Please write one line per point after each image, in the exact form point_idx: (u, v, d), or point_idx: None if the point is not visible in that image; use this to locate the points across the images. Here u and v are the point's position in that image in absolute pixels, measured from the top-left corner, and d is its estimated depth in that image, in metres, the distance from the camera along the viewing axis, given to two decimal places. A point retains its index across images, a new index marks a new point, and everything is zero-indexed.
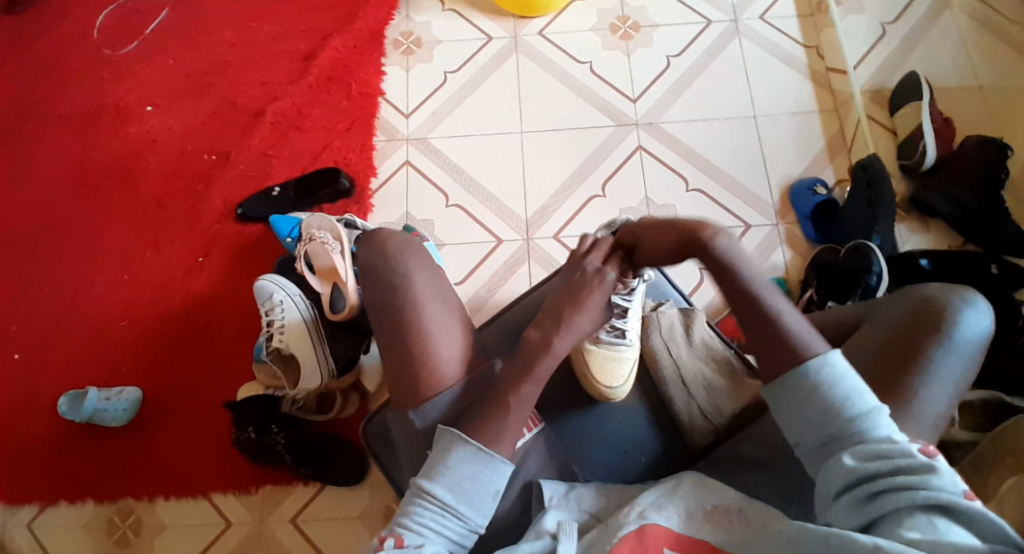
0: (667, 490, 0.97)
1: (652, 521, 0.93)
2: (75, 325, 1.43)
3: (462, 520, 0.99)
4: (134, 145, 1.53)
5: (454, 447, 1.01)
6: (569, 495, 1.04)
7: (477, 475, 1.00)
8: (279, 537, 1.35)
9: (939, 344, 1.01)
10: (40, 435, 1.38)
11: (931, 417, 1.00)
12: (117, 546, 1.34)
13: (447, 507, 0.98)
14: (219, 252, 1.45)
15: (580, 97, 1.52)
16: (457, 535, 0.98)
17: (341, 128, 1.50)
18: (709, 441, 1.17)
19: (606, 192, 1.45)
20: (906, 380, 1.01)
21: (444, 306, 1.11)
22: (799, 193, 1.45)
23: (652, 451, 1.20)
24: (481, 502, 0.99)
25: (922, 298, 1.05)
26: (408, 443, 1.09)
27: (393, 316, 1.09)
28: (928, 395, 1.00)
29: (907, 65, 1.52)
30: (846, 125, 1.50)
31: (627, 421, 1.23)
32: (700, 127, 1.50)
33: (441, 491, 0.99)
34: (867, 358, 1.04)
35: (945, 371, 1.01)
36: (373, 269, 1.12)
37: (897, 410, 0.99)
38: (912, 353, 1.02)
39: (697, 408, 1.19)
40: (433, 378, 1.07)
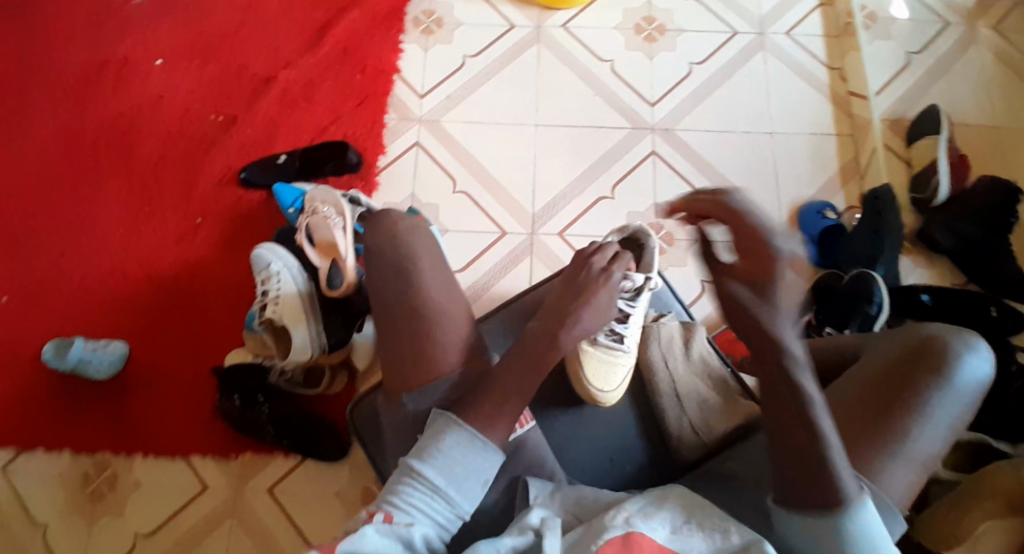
0: (654, 499, 0.98)
1: (639, 528, 0.93)
2: (65, 274, 1.41)
3: (450, 504, 1.00)
4: (139, 98, 1.51)
5: (448, 430, 1.03)
6: (555, 495, 1.05)
7: (468, 460, 1.02)
8: (255, 507, 1.35)
9: (938, 385, 1.00)
10: (21, 380, 1.37)
11: (922, 458, 0.99)
12: (91, 498, 1.34)
13: (437, 489, 1.00)
14: (218, 217, 1.44)
15: (598, 95, 1.50)
16: (443, 517, 0.99)
17: (350, 106, 1.48)
18: (697, 456, 1.19)
19: (614, 194, 1.44)
20: (901, 419, 1.00)
21: (448, 295, 1.13)
22: (808, 215, 1.44)
23: (639, 461, 1.22)
24: (470, 488, 1.01)
25: (923, 337, 1.04)
26: (402, 432, 1.14)
27: (395, 302, 1.11)
28: (923, 436, 0.99)
29: (928, 97, 1.51)
30: (861, 152, 1.49)
31: (618, 429, 1.23)
32: (715, 138, 1.49)
33: (432, 474, 1.00)
34: (866, 393, 1.02)
35: (940, 413, 1.00)
36: (379, 254, 1.14)
37: (889, 450, 0.99)
38: (909, 392, 1.01)
39: (688, 423, 1.20)
40: (432, 364, 1.10)
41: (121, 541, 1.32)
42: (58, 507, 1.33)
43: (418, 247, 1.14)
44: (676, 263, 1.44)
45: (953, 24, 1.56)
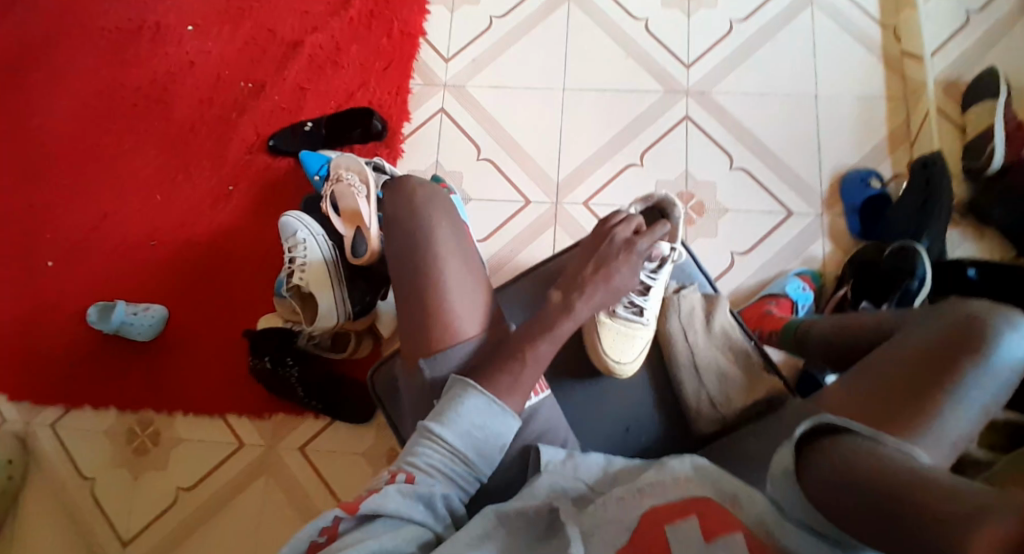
0: (673, 469, 0.93)
1: (652, 505, 0.90)
2: (110, 240, 1.48)
3: (469, 468, 1.00)
4: (178, 67, 1.55)
5: (467, 394, 1.01)
6: (569, 461, 1.00)
7: (486, 425, 1.00)
8: (288, 463, 1.41)
9: (975, 364, 0.93)
10: (69, 340, 1.45)
11: (952, 439, 0.92)
12: (135, 453, 1.42)
13: (457, 452, 0.99)
14: (248, 182, 1.49)
15: (630, 57, 1.46)
16: (462, 480, 0.99)
17: (378, 69, 1.49)
18: (712, 431, 1.15)
19: (643, 162, 1.41)
20: (931, 398, 0.93)
21: (464, 264, 1.09)
22: (850, 183, 1.38)
23: (655, 434, 1.18)
24: (490, 453, 1.01)
25: (963, 313, 0.97)
26: (413, 397, 1.08)
27: (414, 266, 1.07)
28: (954, 416, 0.92)
29: (988, 58, 1.41)
30: (914, 115, 1.39)
31: (633, 397, 1.19)
32: (752, 101, 1.43)
33: (451, 437, 0.99)
34: (894, 375, 0.96)
35: (975, 392, 0.93)
36: (397, 221, 1.10)
37: (916, 432, 0.91)
38: (943, 370, 0.94)
39: (706, 397, 1.16)
40: (449, 333, 1.06)
41: (163, 495, 1.40)
42: (105, 460, 1.41)
43: (437, 212, 1.10)
44: (705, 234, 1.39)
45: None
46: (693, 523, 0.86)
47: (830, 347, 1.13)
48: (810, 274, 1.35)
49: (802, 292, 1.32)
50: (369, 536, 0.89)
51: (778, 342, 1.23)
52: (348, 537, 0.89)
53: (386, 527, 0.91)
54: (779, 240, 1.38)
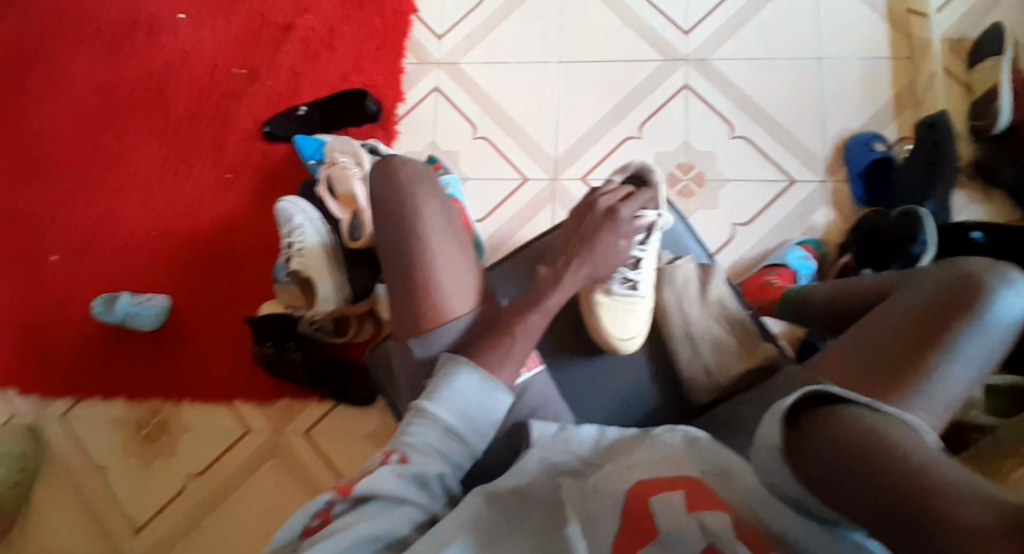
0: (667, 445, 0.97)
1: (642, 482, 0.91)
2: (112, 231, 1.49)
3: (464, 445, 1.00)
4: (173, 55, 1.55)
5: (460, 373, 1.02)
6: (560, 435, 1.02)
7: (479, 401, 1.01)
8: (294, 447, 1.41)
9: (969, 323, 0.92)
10: (76, 332, 1.46)
11: (946, 400, 0.92)
12: (145, 441, 1.43)
13: (451, 429, 0.99)
14: (247, 169, 1.48)
15: (628, 27, 1.43)
16: (457, 457, 0.99)
17: (371, 49, 1.47)
18: (709, 400, 1.15)
19: (642, 134, 1.39)
20: (926, 359, 0.92)
21: (451, 240, 1.10)
22: (854, 148, 1.34)
23: (652, 404, 1.17)
24: (483, 429, 1.01)
25: (956, 272, 0.96)
26: (410, 374, 1.10)
27: (401, 247, 1.08)
28: (948, 375, 0.92)
29: (994, 14, 1.36)
30: (918, 77, 1.36)
31: (630, 371, 1.19)
32: (752, 68, 1.40)
33: (445, 415, 0.99)
34: (889, 339, 0.95)
35: (972, 352, 0.92)
36: (383, 202, 1.11)
37: (910, 393, 0.91)
38: (939, 330, 0.93)
39: (702, 367, 1.15)
40: (439, 310, 1.07)
41: (174, 481, 1.41)
42: (116, 449, 1.43)
43: (422, 191, 1.11)
44: (706, 206, 1.36)
45: None
46: (676, 498, 0.86)
47: (827, 312, 1.12)
48: (813, 244, 1.32)
49: (803, 261, 1.29)
50: (364, 517, 0.90)
51: (776, 312, 1.22)
52: (342, 520, 0.90)
53: (380, 507, 0.92)
54: (783, 208, 1.35)
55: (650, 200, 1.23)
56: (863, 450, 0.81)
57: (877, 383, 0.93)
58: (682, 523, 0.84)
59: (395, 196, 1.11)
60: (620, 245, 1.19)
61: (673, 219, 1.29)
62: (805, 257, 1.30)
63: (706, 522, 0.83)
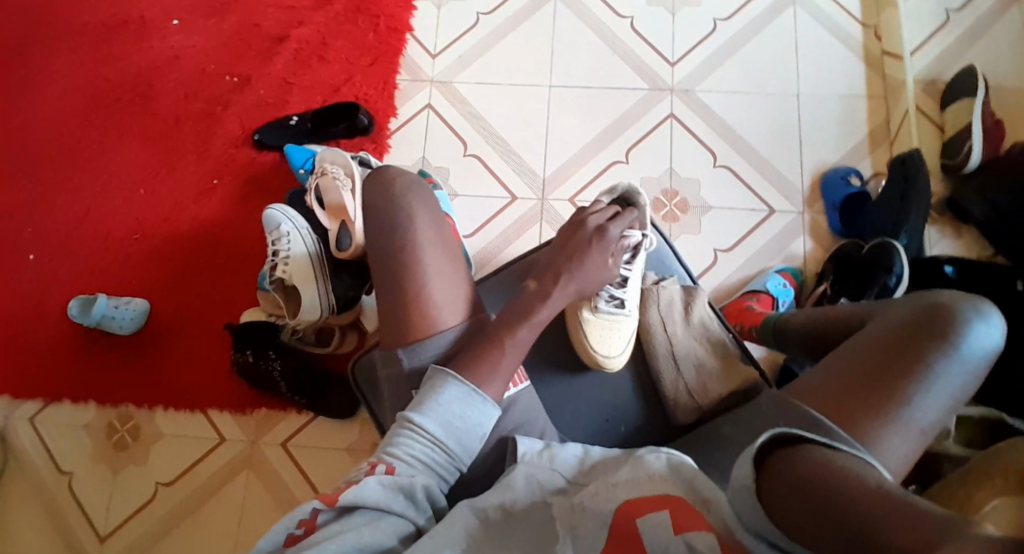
0: (647, 463, 0.95)
1: (630, 500, 0.91)
2: (91, 234, 1.48)
3: (450, 457, 1.00)
4: (161, 60, 1.55)
5: (447, 384, 1.02)
6: (545, 453, 1.01)
7: (466, 414, 1.02)
8: (270, 458, 1.40)
9: (943, 351, 0.96)
10: (49, 335, 1.43)
11: (922, 425, 0.95)
12: (116, 448, 1.40)
13: (437, 441, 0.99)
14: (231, 176, 1.48)
15: (617, 54, 1.48)
16: (442, 470, 0.99)
17: (364, 64, 1.49)
18: (691, 420, 1.16)
19: (628, 158, 1.42)
20: (903, 385, 0.95)
21: (441, 251, 1.10)
22: (831, 181, 1.39)
23: (635, 422, 1.19)
24: (469, 442, 1.01)
25: (928, 303, 1.01)
26: (393, 383, 1.08)
27: (392, 256, 1.09)
28: (924, 401, 0.95)
29: (966, 58, 1.43)
30: (893, 115, 1.41)
31: (611, 389, 1.21)
32: (736, 99, 1.45)
33: (431, 426, 1.00)
34: (866, 364, 0.98)
35: (945, 379, 0.96)
36: (374, 212, 1.11)
37: (888, 417, 0.94)
38: (915, 357, 0.96)
39: (684, 387, 1.16)
40: (427, 320, 1.08)
41: (143, 489, 1.38)
42: (85, 456, 1.40)
43: (416, 202, 1.12)
44: (689, 231, 1.40)
45: None
46: (664, 517, 0.88)
47: (805, 339, 1.15)
48: (791, 271, 1.36)
49: (784, 288, 1.33)
50: (349, 528, 0.89)
51: (757, 337, 1.26)
52: (327, 529, 0.89)
53: (366, 518, 0.91)
54: (762, 236, 1.39)
55: (636, 219, 1.26)
56: (829, 480, 0.86)
57: (856, 406, 0.96)
58: (669, 542, 0.86)
59: (389, 205, 1.12)
60: (608, 262, 1.19)
61: (659, 241, 1.31)
62: (784, 284, 1.33)
63: (692, 542, 0.85)
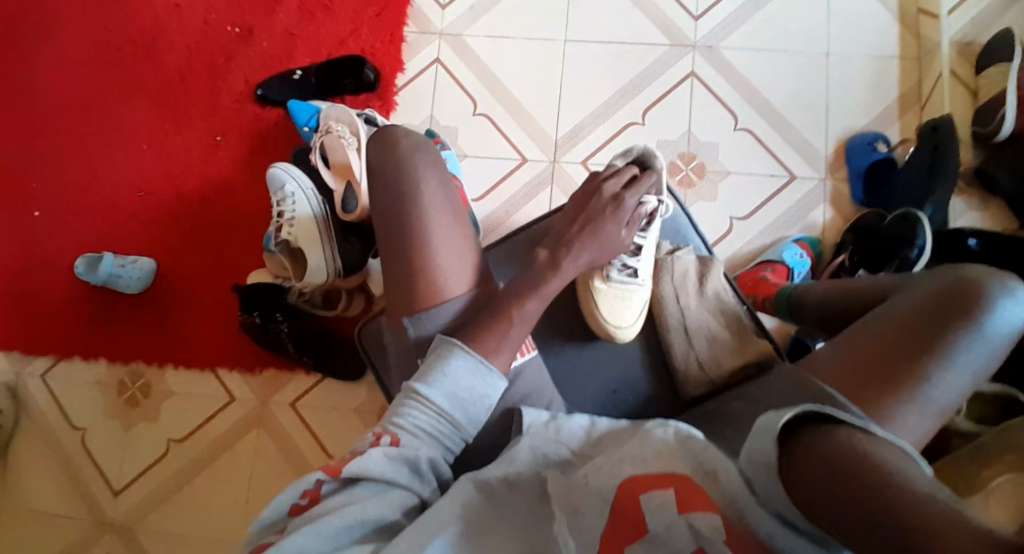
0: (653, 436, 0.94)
1: (633, 477, 0.90)
2: (95, 188, 1.45)
3: (456, 429, 0.98)
4: (160, 8, 1.49)
5: (454, 356, 1.00)
6: (552, 425, 1.00)
7: (473, 386, 1.00)
8: (279, 418, 1.41)
9: (968, 330, 0.93)
10: (57, 291, 1.43)
11: (940, 404, 0.92)
12: (127, 404, 1.42)
13: (442, 413, 0.97)
14: (235, 130, 1.44)
15: (637, 8, 1.40)
16: (448, 441, 0.98)
17: (370, 14, 1.42)
18: (702, 392, 1.15)
19: (645, 121, 1.37)
20: (923, 364, 0.93)
21: (450, 217, 1.07)
22: (857, 146, 1.33)
23: (643, 396, 1.17)
24: (476, 414, 1.00)
25: (955, 278, 0.97)
26: (403, 354, 1.08)
27: (398, 224, 1.06)
28: (944, 380, 0.92)
29: (1007, 17, 1.34)
30: (926, 78, 1.34)
31: (620, 363, 1.19)
32: (761, 59, 1.38)
33: (437, 398, 0.98)
34: (887, 340, 0.95)
35: (968, 359, 0.93)
36: (380, 175, 1.08)
37: (904, 394, 0.92)
38: (938, 336, 0.93)
39: (695, 359, 1.15)
40: (435, 290, 1.05)
41: (154, 446, 1.41)
42: (97, 412, 1.42)
43: (423, 166, 1.08)
44: (705, 198, 1.35)
45: None
46: (667, 495, 0.87)
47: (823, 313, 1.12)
48: (809, 241, 1.32)
49: (800, 260, 1.29)
50: (353, 500, 0.89)
51: (771, 310, 1.23)
52: (331, 501, 0.89)
53: (371, 491, 0.91)
54: (780, 205, 1.34)
55: (653, 184, 1.20)
56: (859, 463, 0.81)
57: (872, 383, 0.93)
58: (671, 523, 0.85)
59: (395, 169, 1.08)
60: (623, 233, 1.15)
61: (675, 208, 1.27)
62: (801, 254, 1.30)
63: (694, 522, 0.84)
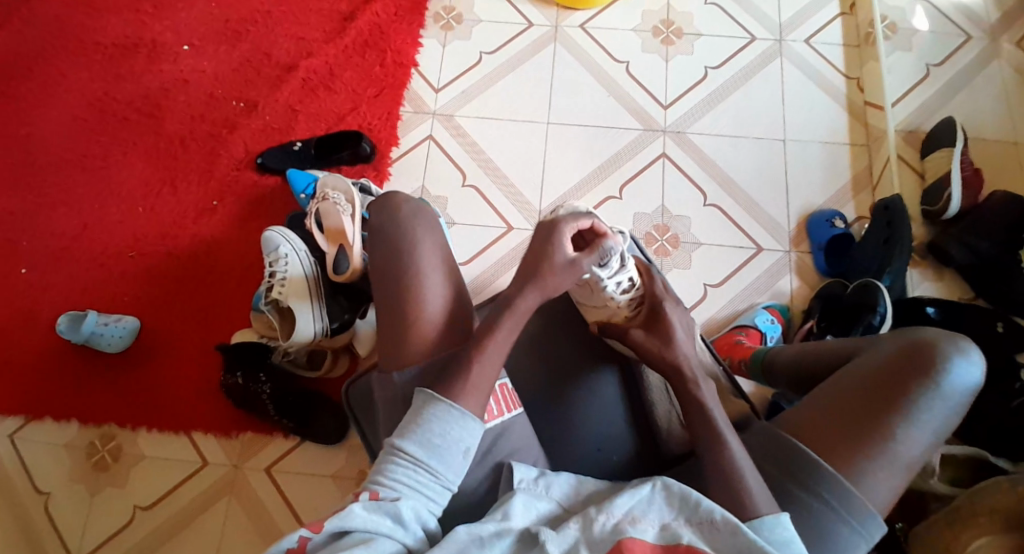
0: (644, 495, 0.90)
1: (630, 535, 0.85)
2: (84, 251, 1.48)
3: (435, 477, 0.91)
4: (166, 84, 1.58)
5: (427, 406, 0.94)
6: (541, 481, 0.94)
7: (447, 431, 0.93)
8: (252, 485, 1.37)
9: (927, 388, 0.97)
10: (36, 351, 1.42)
11: (906, 461, 0.96)
12: (96, 468, 1.38)
13: (418, 462, 0.91)
14: (231, 198, 1.50)
15: (613, 96, 1.54)
16: (429, 491, 0.91)
17: (369, 94, 1.55)
18: (685, 450, 1.07)
19: (622, 195, 1.47)
20: (887, 420, 0.96)
21: (445, 281, 1.05)
22: (817, 223, 1.44)
23: (627, 452, 1.08)
24: (455, 461, 0.92)
25: (915, 338, 1.00)
26: (389, 408, 1.00)
27: (392, 283, 1.04)
28: (907, 436, 0.96)
29: (945, 110, 1.50)
30: (875, 162, 1.48)
31: (601, 413, 1.09)
32: (726, 142, 1.51)
33: (412, 448, 0.92)
34: (855, 396, 0.98)
35: (928, 416, 0.96)
36: (380, 235, 1.07)
37: (872, 449, 0.95)
38: (900, 393, 0.97)
39: (678, 415, 1.09)
40: (421, 351, 1.01)
41: (120, 513, 1.35)
42: (64, 475, 1.37)
43: (422, 229, 1.07)
44: (680, 265, 1.43)
45: (975, 37, 1.56)
46: None
47: (795, 371, 1.15)
48: (778, 307, 1.39)
49: (768, 325, 1.36)
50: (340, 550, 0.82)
51: (746, 372, 1.27)
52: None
53: (356, 541, 0.83)
54: (750, 273, 1.43)
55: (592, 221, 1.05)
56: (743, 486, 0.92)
57: (843, 439, 0.97)
58: None
59: (392, 230, 1.07)
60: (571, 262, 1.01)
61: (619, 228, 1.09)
62: (768, 319, 1.36)
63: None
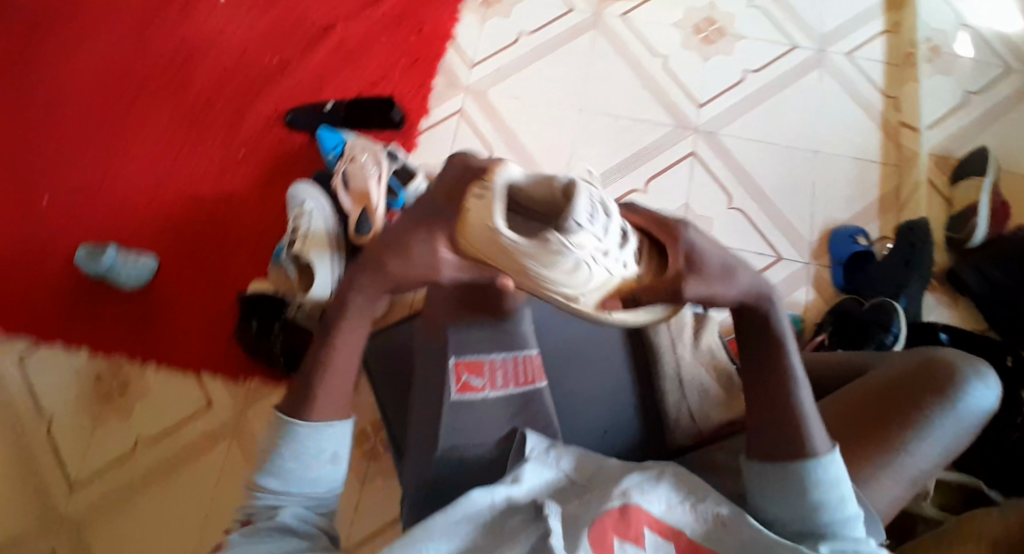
0: (652, 474, 0.91)
1: (636, 503, 0.88)
2: (109, 186, 1.49)
3: (302, 491, 0.92)
4: (204, 30, 1.58)
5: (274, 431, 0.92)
6: (551, 453, 0.95)
7: (295, 451, 0.91)
8: (253, 432, 1.38)
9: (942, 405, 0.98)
10: (51, 279, 1.43)
11: (913, 473, 0.96)
12: (101, 399, 1.39)
13: (280, 486, 0.91)
14: (259, 150, 1.51)
15: (648, 90, 1.53)
16: (302, 501, 0.92)
17: (404, 63, 1.55)
18: (689, 443, 1.08)
19: (647, 188, 1.47)
20: (901, 431, 0.96)
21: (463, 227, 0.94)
22: (840, 237, 1.44)
23: (634, 438, 1.09)
24: (315, 472, 0.92)
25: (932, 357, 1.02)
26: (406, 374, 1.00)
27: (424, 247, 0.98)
28: (918, 449, 0.96)
29: (979, 139, 1.50)
30: (903, 184, 1.48)
31: (611, 398, 1.09)
32: (755, 146, 1.50)
33: (268, 478, 0.91)
34: (871, 404, 0.99)
35: (940, 431, 0.97)
36: None
37: (883, 457, 0.95)
38: (915, 406, 0.97)
39: (686, 408, 1.08)
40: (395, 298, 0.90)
41: (122, 445, 1.37)
42: (68, 403, 1.39)
43: None
44: None
45: (1016, 70, 1.55)
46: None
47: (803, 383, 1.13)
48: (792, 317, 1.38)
49: None
50: None
51: None
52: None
53: None
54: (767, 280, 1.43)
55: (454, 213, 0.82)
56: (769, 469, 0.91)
57: (855, 443, 0.96)
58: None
59: None
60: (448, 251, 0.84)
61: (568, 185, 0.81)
62: None
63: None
